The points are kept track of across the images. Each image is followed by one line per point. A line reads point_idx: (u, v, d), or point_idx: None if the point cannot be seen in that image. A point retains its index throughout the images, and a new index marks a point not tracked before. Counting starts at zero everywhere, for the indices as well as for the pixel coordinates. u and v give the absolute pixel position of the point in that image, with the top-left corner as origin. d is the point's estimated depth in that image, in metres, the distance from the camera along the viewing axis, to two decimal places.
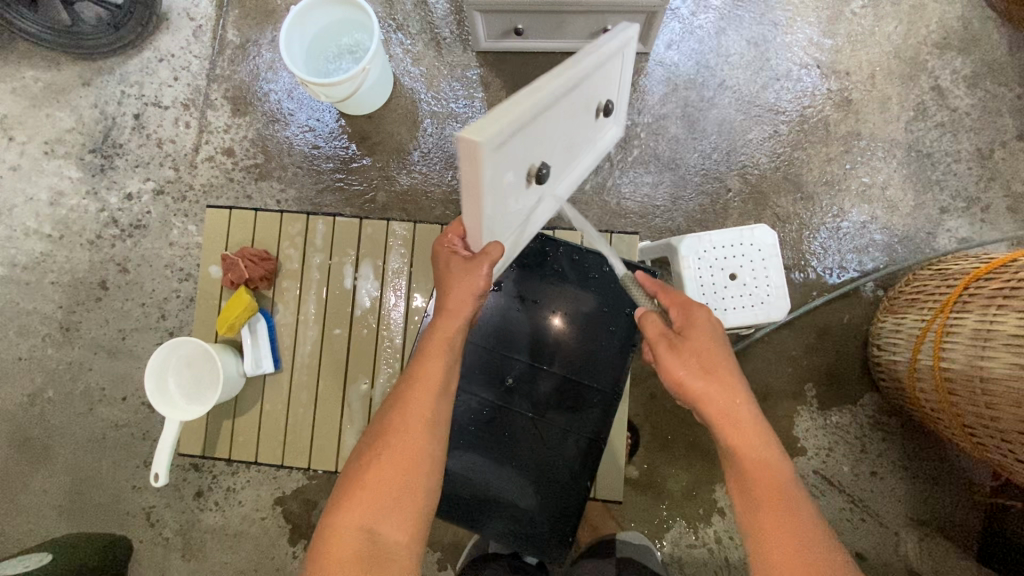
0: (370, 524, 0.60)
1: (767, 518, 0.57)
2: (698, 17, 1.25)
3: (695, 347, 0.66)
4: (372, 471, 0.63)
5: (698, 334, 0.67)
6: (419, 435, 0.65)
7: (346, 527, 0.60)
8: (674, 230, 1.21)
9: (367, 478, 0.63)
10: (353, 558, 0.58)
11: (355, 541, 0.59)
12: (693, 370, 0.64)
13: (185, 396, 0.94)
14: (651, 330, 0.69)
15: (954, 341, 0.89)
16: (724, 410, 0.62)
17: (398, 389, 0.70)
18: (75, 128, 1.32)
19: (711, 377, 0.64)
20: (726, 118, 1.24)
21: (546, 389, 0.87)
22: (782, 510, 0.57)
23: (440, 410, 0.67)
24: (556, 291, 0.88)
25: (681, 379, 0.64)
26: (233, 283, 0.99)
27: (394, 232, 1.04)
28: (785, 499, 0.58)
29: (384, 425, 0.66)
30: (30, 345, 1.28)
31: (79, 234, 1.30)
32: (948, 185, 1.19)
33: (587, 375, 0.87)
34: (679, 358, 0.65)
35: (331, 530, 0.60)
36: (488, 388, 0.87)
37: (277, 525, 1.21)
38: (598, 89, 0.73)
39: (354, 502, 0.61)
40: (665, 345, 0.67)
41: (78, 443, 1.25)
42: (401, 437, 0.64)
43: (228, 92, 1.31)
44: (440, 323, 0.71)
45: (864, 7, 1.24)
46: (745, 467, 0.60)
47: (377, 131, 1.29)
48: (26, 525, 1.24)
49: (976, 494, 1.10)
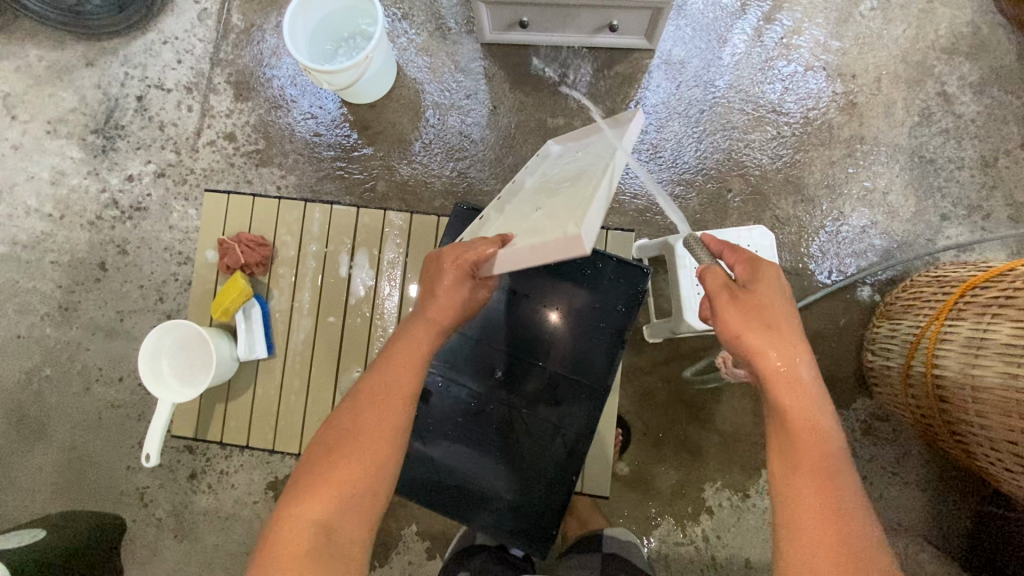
0: (328, 521, 0.60)
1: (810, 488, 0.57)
2: (705, 14, 1.24)
3: (757, 305, 0.64)
4: (339, 467, 0.63)
5: (765, 292, 0.65)
6: (384, 439, 0.65)
7: (302, 519, 0.59)
8: (674, 229, 1.21)
9: (331, 473, 0.62)
10: (306, 552, 0.57)
11: (310, 535, 0.59)
12: (754, 323, 0.63)
13: (178, 378, 0.94)
14: (712, 281, 0.66)
15: (947, 348, 0.89)
16: (784, 372, 0.61)
17: (368, 382, 0.69)
18: (79, 108, 1.32)
19: (773, 335, 0.62)
20: (729, 118, 1.23)
21: (534, 382, 0.87)
22: (826, 479, 0.57)
23: (409, 414, 0.68)
24: (550, 287, 0.88)
25: (740, 333, 0.62)
26: (229, 268, 0.99)
27: (392, 222, 1.04)
28: (832, 472, 0.57)
29: (353, 421, 0.65)
30: (29, 323, 1.28)
31: (80, 215, 1.30)
32: (950, 192, 1.18)
33: (577, 370, 0.87)
34: (739, 311, 0.63)
35: (288, 523, 0.59)
36: (478, 380, 0.87)
37: (269, 509, 1.22)
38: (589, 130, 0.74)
39: (314, 493, 0.61)
40: (725, 297, 0.65)
41: (73, 422, 1.26)
42: (369, 436, 0.65)
43: (231, 76, 1.31)
44: (420, 328, 0.73)
45: (873, 10, 1.23)
46: (796, 434, 0.59)
47: (379, 121, 1.28)
48: (21, 501, 1.25)
49: (965, 502, 1.11)
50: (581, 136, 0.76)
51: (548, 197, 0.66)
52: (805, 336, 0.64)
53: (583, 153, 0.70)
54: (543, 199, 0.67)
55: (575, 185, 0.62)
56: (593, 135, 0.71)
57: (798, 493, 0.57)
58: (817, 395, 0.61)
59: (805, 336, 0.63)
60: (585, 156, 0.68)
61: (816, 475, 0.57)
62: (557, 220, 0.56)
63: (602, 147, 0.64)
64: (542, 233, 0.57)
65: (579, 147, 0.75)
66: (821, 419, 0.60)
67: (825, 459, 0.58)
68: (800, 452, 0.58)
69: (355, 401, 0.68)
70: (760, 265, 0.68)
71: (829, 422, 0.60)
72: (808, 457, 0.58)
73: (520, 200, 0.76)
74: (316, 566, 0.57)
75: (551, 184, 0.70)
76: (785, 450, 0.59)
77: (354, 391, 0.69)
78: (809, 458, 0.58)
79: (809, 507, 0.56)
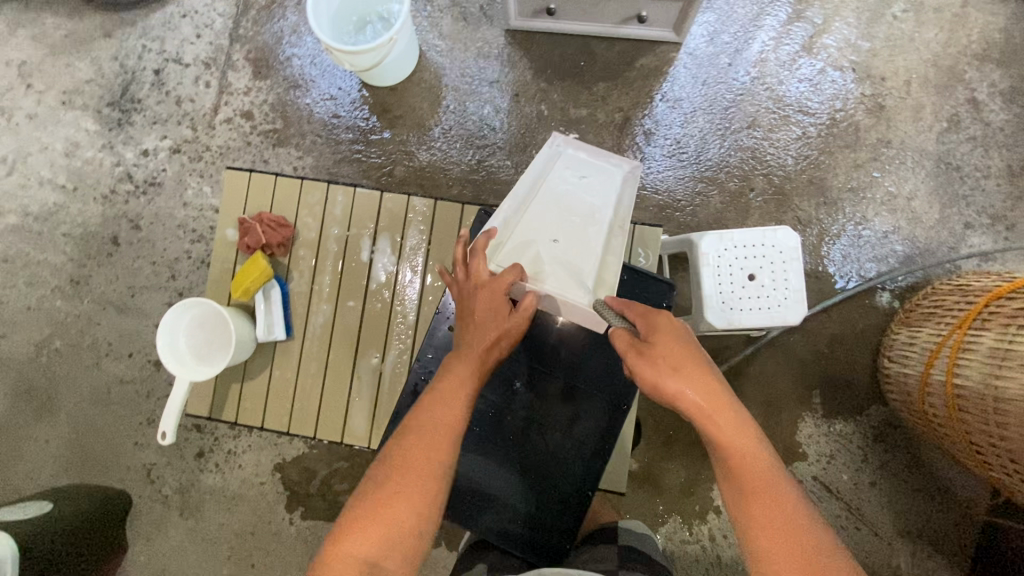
0: (374, 557, 0.58)
1: (762, 518, 0.57)
2: (734, 9, 1.22)
3: (664, 352, 0.67)
4: (390, 502, 0.60)
5: (663, 339, 0.69)
6: (434, 477, 0.63)
7: (352, 554, 0.57)
8: (694, 227, 1.20)
9: (376, 505, 0.60)
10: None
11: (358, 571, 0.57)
12: (662, 368, 0.65)
13: (195, 356, 0.94)
14: (618, 344, 0.70)
15: (970, 358, 0.88)
16: (705, 407, 0.63)
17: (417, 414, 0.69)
18: (95, 79, 1.30)
19: (682, 374, 0.65)
20: (754, 115, 1.21)
21: (557, 376, 0.87)
22: (773, 501, 0.58)
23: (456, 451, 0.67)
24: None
25: (656, 383, 0.65)
26: (250, 248, 0.98)
27: (415, 208, 1.03)
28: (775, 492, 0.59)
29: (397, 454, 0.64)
30: (40, 295, 1.28)
31: (93, 187, 1.29)
32: (975, 201, 1.17)
33: (600, 365, 0.87)
34: (650, 363, 0.66)
35: (334, 558, 0.58)
36: (498, 370, 0.87)
37: (276, 492, 1.22)
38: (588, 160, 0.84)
39: (364, 528, 0.59)
40: (634, 355, 0.68)
41: (82, 396, 1.26)
42: (414, 469, 0.63)
43: (250, 53, 1.29)
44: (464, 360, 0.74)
45: (906, 11, 1.21)
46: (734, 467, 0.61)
47: (399, 104, 1.27)
48: (27, 473, 1.25)
49: (975, 512, 1.10)
50: (593, 157, 0.84)
51: (563, 232, 0.79)
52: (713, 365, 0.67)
53: (593, 189, 0.82)
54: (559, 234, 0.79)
55: (588, 242, 0.79)
56: (605, 173, 0.84)
57: (759, 530, 0.57)
58: (739, 418, 0.63)
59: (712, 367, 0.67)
60: (597, 199, 0.82)
61: (764, 501, 0.58)
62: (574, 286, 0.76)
63: (614, 213, 0.81)
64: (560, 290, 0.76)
65: (589, 168, 0.84)
66: (750, 441, 0.62)
67: (764, 482, 0.59)
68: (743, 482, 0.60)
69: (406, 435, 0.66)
70: (654, 316, 0.73)
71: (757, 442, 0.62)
72: (749, 484, 0.59)
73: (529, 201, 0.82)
74: None
75: (564, 211, 0.81)
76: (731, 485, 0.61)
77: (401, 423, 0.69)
78: (752, 486, 0.59)
79: (767, 536, 0.56)
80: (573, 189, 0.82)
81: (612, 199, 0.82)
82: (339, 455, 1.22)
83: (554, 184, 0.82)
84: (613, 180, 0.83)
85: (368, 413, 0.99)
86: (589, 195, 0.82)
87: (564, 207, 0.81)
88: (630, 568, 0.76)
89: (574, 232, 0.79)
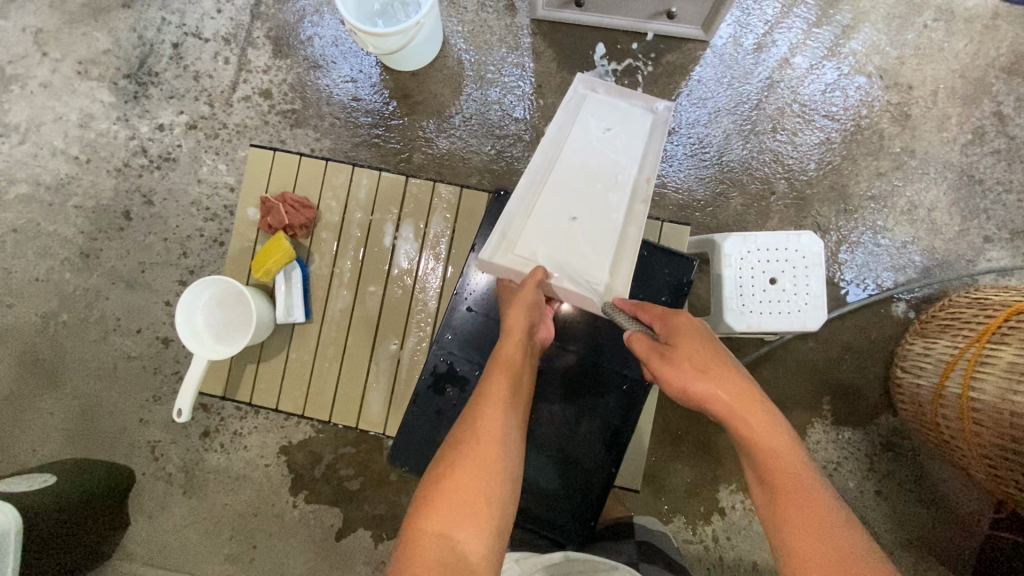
0: (450, 531, 0.56)
1: (795, 518, 0.57)
2: (761, 7, 1.21)
3: (687, 353, 0.68)
4: (455, 474, 0.60)
5: (684, 341, 0.69)
6: (494, 445, 0.63)
7: (429, 532, 0.56)
8: (714, 228, 1.19)
9: (446, 483, 0.60)
10: (435, 565, 0.53)
11: (438, 549, 0.55)
12: (689, 371, 0.66)
13: (213, 334, 0.93)
14: (639, 348, 0.72)
15: (987, 371, 0.88)
16: (735, 405, 0.64)
17: (471, 400, 0.69)
18: (111, 50, 1.28)
19: (709, 375, 0.65)
20: (779, 117, 1.20)
21: (576, 363, 0.89)
22: (807, 502, 0.58)
23: (514, 420, 0.68)
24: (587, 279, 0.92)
25: (684, 386, 0.66)
26: (272, 227, 0.97)
27: (439, 195, 1.02)
28: (808, 493, 0.58)
29: (462, 436, 0.64)
30: (49, 267, 1.26)
31: (106, 160, 1.27)
32: (995, 215, 1.16)
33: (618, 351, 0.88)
34: (675, 366, 0.67)
35: (412, 541, 0.56)
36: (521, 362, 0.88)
37: (280, 474, 1.21)
38: (612, 122, 0.84)
39: (434, 506, 0.58)
40: (656, 359, 0.69)
41: (89, 370, 1.25)
42: (481, 446, 0.63)
43: (270, 31, 1.27)
44: (504, 342, 0.75)
45: (937, 20, 1.20)
46: (767, 468, 0.61)
47: (420, 90, 1.25)
48: (28, 445, 1.24)
49: (978, 525, 1.10)
50: (621, 107, 0.85)
51: (586, 199, 0.80)
52: (739, 365, 0.68)
53: (619, 143, 0.83)
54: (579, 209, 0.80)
55: (613, 199, 0.81)
56: (632, 124, 0.84)
57: (794, 531, 0.57)
58: (771, 416, 0.64)
59: (739, 366, 0.67)
60: (623, 154, 0.83)
61: (794, 501, 0.58)
62: (595, 260, 0.78)
63: (640, 167, 0.82)
64: (582, 254, 0.78)
65: (616, 119, 0.84)
66: (784, 442, 0.62)
67: (796, 483, 0.59)
68: (774, 481, 0.60)
69: (463, 418, 0.67)
70: (672, 317, 0.73)
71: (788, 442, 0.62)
72: (781, 483, 0.59)
73: (553, 156, 0.83)
74: None
75: (585, 181, 0.81)
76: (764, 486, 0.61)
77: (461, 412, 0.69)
78: (787, 487, 0.59)
79: (803, 536, 0.56)
80: (599, 144, 0.83)
81: (639, 152, 0.83)
82: (346, 440, 1.21)
83: (580, 137, 0.83)
84: (640, 132, 0.84)
85: (383, 399, 0.99)
86: (616, 150, 0.83)
87: (589, 163, 0.82)
88: (650, 561, 0.80)
89: (595, 203, 0.80)
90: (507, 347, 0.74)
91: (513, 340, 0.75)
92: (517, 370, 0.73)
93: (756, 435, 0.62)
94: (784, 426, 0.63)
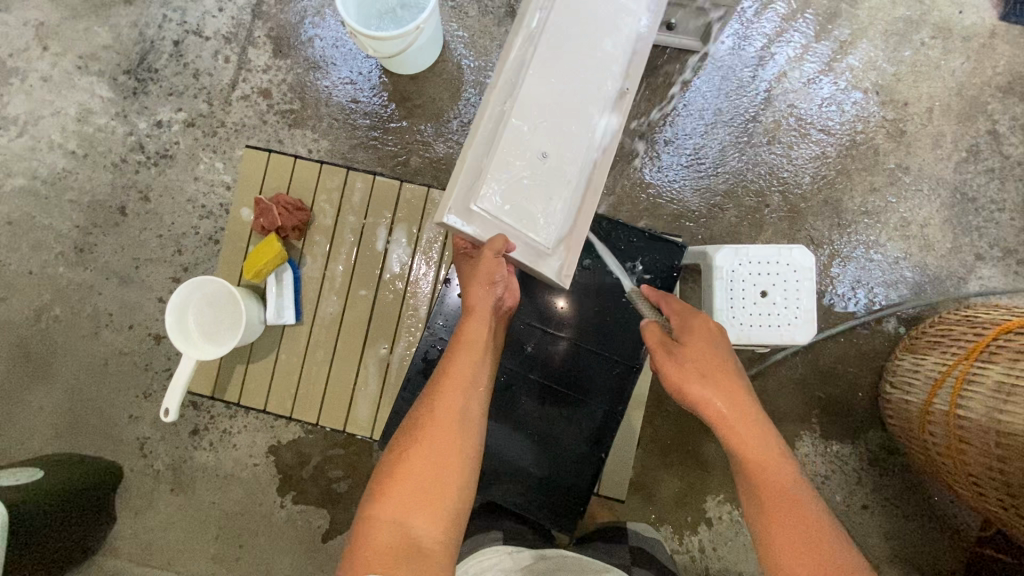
0: (402, 516, 0.59)
1: (785, 536, 0.59)
2: (760, 20, 1.21)
3: (693, 355, 0.71)
4: (407, 462, 0.63)
5: (697, 344, 0.72)
6: (450, 429, 0.66)
7: (382, 518, 0.59)
8: (707, 238, 1.20)
9: (398, 469, 0.62)
10: (391, 550, 0.57)
11: (390, 533, 0.58)
12: (691, 371, 0.69)
13: (202, 334, 0.93)
14: (651, 338, 0.76)
15: (974, 390, 0.89)
16: (727, 414, 0.67)
17: (430, 383, 0.72)
18: (112, 46, 1.28)
19: (708, 381, 0.69)
20: (773, 131, 1.21)
21: (563, 362, 0.89)
22: (796, 517, 0.60)
23: (475, 405, 0.69)
24: (626, 261, 0.91)
25: (682, 385, 0.69)
26: (265, 229, 0.97)
27: (433, 200, 1.02)
28: (797, 508, 0.60)
29: (418, 423, 0.66)
30: (42, 261, 1.26)
31: (103, 155, 1.27)
32: (988, 233, 1.17)
33: (604, 351, 0.89)
34: (678, 365, 0.71)
35: (365, 524, 0.59)
36: (511, 361, 0.89)
37: (269, 474, 1.21)
38: (593, 35, 0.78)
39: (389, 494, 0.61)
40: (663, 354, 0.73)
41: (80, 364, 1.25)
42: (437, 430, 0.65)
43: (271, 31, 1.27)
44: (467, 321, 0.76)
45: (934, 38, 1.20)
46: (756, 481, 0.63)
47: (419, 94, 1.25)
48: (18, 438, 1.23)
49: (965, 541, 1.11)
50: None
51: (561, 132, 0.76)
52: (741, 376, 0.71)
53: (606, 28, 0.78)
54: (552, 144, 0.76)
55: (587, 135, 0.78)
56: (621, 3, 0.79)
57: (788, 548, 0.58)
58: (764, 431, 0.66)
59: (741, 379, 0.70)
60: (611, 39, 0.79)
61: (785, 516, 0.60)
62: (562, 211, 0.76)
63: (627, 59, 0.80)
64: (550, 197, 0.75)
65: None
66: (777, 460, 0.64)
67: (785, 501, 0.61)
68: (758, 492, 0.63)
69: (422, 404, 0.69)
70: (690, 317, 0.76)
71: (778, 455, 0.65)
72: (764, 494, 0.62)
73: (536, 43, 0.76)
74: (402, 562, 0.55)
75: (560, 110, 0.76)
76: (749, 495, 0.64)
77: (421, 394, 0.70)
78: (774, 502, 0.61)
79: (790, 552, 0.58)
80: (580, 50, 0.77)
81: (626, 42, 0.80)
82: (335, 442, 1.21)
83: (560, 32, 0.77)
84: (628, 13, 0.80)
85: (372, 402, 0.99)
86: (606, 36, 0.78)
87: (573, 50, 0.77)
88: (641, 566, 0.79)
89: (569, 139, 0.76)
90: (471, 328, 0.75)
91: (475, 321, 0.76)
92: (478, 348, 0.74)
93: (744, 448, 0.65)
94: (778, 443, 0.66)
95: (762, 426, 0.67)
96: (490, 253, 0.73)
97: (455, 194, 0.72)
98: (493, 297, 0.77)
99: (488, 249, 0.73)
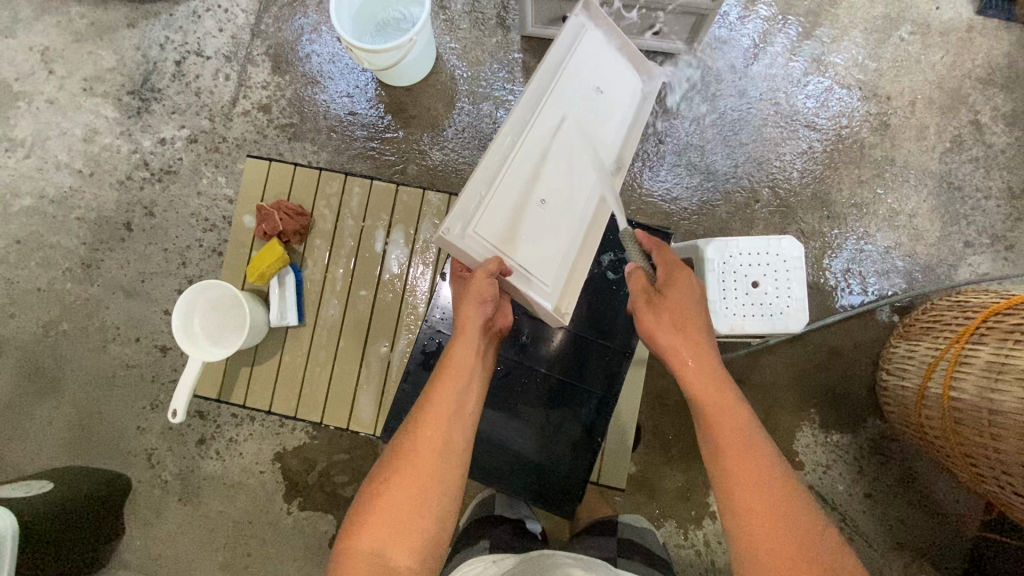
0: (379, 548, 0.60)
1: (736, 467, 0.61)
2: (744, 23, 1.25)
3: (671, 308, 0.74)
4: (386, 492, 0.63)
5: (676, 294, 0.76)
6: (432, 459, 0.66)
7: (360, 550, 0.60)
8: (699, 234, 1.22)
9: (378, 501, 0.63)
10: None
11: (367, 565, 0.59)
12: (664, 321, 0.73)
13: (208, 337, 0.96)
14: (636, 284, 0.77)
15: (966, 370, 0.90)
16: (691, 361, 0.70)
17: (416, 404, 0.71)
18: (116, 68, 1.32)
19: (680, 331, 0.73)
20: (761, 129, 1.24)
21: (559, 352, 0.91)
22: (744, 453, 0.62)
23: (459, 432, 0.69)
24: (615, 253, 0.93)
25: (652, 331, 0.73)
26: (266, 234, 1.00)
27: (428, 202, 1.05)
28: (750, 446, 0.63)
29: (399, 450, 0.66)
30: (51, 277, 1.29)
31: (109, 173, 1.31)
32: (975, 220, 1.19)
33: (600, 339, 0.91)
34: (653, 313, 0.74)
35: (343, 554, 0.61)
36: (508, 353, 0.90)
37: (275, 481, 1.22)
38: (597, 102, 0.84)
39: (366, 523, 0.62)
40: (643, 300, 0.75)
41: (88, 378, 1.27)
42: (416, 463, 0.65)
43: (269, 49, 1.31)
44: (455, 341, 0.76)
45: (913, 34, 1.24)
46: (712, 420, 0.66)
47: (414, 104, 1.29)
48: (28, 453, 1.25)
49: (967, 528, 1.11)
50: (618, 69, 0.87)
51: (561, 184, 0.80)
52: (709, 330, 0.74)
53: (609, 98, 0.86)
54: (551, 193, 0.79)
55: (582, 194, 0.83)
56: (620, 78, 0.88)
57: (737, 477, 0.61)
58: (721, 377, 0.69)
59: (708, 333, 0.74)
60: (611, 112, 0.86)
61: (734, 450, 0.63)
62: (554, 260, 0.80)
63: (626, 131, 0.88)
64: (546, 246, 0.79)
65: (614, 74, 0.87)
66: (732, 403, 0.67)
67: (742, 441, 0.64)
68: (717, 432, 0.65)
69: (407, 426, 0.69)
70: (674, 269, 0.78)
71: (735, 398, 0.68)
72: (721, 432, 0.64)
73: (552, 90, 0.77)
74: None
75: (562, 163, 0.80)
76: (707, 436, 0.66)
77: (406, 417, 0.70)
78: (725, 442, 0.64)
79: (736, 479, 0.61)
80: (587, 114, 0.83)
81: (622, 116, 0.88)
82: (340, 447, 1.22)
83: (572, 89, 0.80)
84: (630, 97, 0.89)
85: (374, 401, 1.00)
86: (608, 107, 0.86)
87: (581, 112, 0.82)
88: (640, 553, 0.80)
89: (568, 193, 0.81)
90: (458, 350, 0.75)
91: (463, 342, 0.75)
92: (467, 370, 0.74)
93: (697, 391, 0.68)
94: (733, 389, 0.69)
95: (720, 374, 0.70)
96: (483, 274, 0.72)
97: (456, 217, 0.68)
98: (483, 315, 0.77)
99: (481, 270, 0.72)
